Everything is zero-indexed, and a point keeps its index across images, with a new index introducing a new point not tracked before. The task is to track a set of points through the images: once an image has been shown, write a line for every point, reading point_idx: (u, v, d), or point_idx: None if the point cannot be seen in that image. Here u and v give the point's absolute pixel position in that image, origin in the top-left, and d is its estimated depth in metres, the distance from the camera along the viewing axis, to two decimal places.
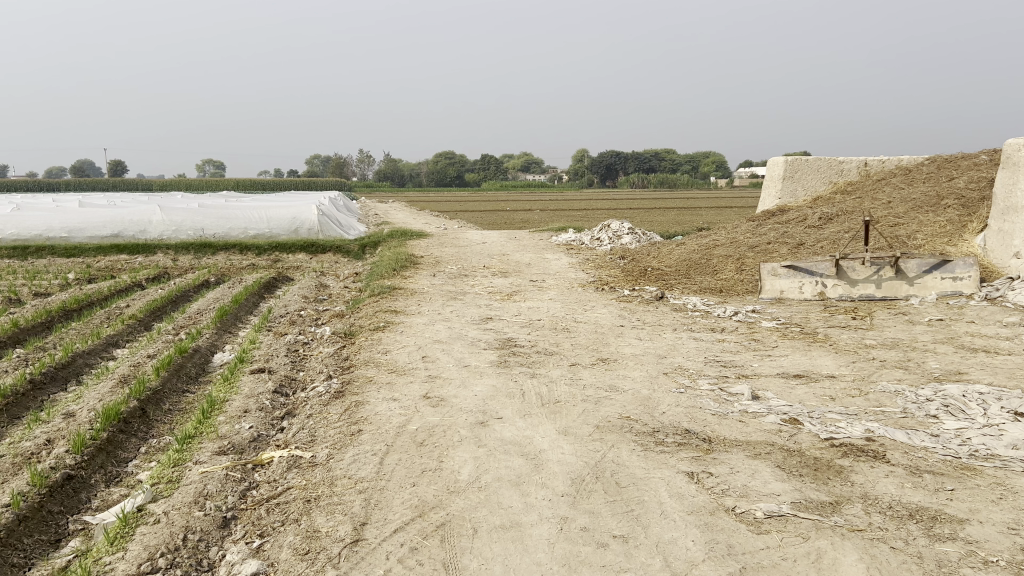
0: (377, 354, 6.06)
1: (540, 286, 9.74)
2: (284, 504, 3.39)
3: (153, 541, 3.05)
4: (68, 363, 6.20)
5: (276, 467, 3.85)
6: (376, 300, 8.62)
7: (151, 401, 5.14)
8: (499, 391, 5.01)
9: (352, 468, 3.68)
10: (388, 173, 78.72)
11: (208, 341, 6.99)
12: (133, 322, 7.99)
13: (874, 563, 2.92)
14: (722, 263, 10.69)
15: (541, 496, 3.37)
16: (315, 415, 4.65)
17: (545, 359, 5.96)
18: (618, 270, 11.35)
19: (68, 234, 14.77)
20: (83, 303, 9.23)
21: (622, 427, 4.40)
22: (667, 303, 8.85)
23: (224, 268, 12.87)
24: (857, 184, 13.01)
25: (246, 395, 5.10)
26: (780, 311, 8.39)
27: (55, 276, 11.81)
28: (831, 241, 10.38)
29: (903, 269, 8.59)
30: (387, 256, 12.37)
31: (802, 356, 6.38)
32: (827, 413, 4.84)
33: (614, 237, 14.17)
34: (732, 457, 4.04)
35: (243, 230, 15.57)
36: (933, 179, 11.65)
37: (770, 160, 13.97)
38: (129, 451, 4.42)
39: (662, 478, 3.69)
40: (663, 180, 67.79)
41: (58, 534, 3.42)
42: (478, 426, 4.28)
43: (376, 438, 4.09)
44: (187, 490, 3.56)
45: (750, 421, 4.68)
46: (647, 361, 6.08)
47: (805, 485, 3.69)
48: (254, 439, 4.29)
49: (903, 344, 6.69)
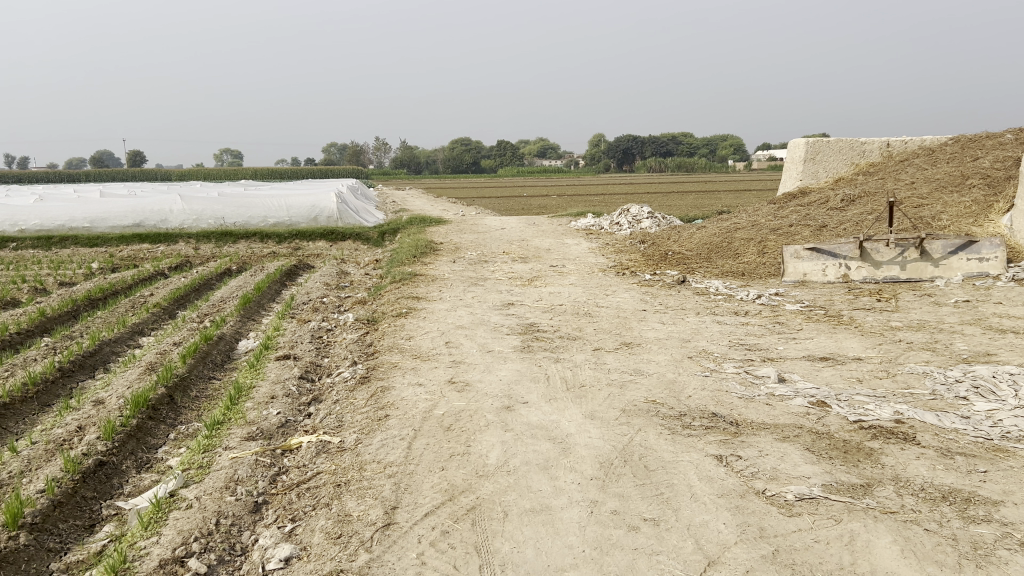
0: (400, 339, 6.07)
1: (561, 271, 9.74)
2: (315, 488, 3.41)
3: (187, 526, 3.08)
4: (95, 351, 6.26)
5: (305, 452, 3.87)
6: (398, 286, 8.64)
7: (178, 388, 5.18)
8: (524, 375, 5.02)
9: (380, 452, 3.70)
10: (405, 161, 78.73)
11: (233, 329, 7.03)
12: (158, 310, 8.05)
13: (908, 545, 2.90)
14: (744, 246, 10.63)
15: (570, 479, 3.37)
16: (342, 401, 4.67)
17: (569, 344, 5.96)
18: (639, 255, 11.33)
19: (90, 224, 14.94)
20: (108, 292, 9.31)
21: (649, 411, 4.39)
22: (689, 287, 8.80)
23: (245, 257, 12.94)
24: (879, 165, 12.86)
25: (272, 381, 5.13)
26: (803, 293, 8.33)
27: (79, 266, 11.92)
28: (855, 223, 10.28)
29: (928, 251, 8.48)
30: (407, 243, 12.40)
31: (828, 338, 6.34)
32: (854, 395, 4.81)
33: (634, 221, 14.10)
34: (760, 440, 4.02)
35: (263, 218, 15.64)
36: (957, 159, 11.49)
37: (791, 141, 13.81)
38: (158, 437, 4.46)
39: (690, 461, 3.68)
40: (681, 164, 67.21)
41: (93, 519, 3.46)
42: (504, 410, 4.29)
43: (403, 423, 4.09)
44: (218, 476, 3.58)
45: (777, 404, 4.66)
46: (671, 345, 6.07)
47: (836, 468, 3.67)
48: (282, 425, 4.30)
49: (929, 326, 6.63)
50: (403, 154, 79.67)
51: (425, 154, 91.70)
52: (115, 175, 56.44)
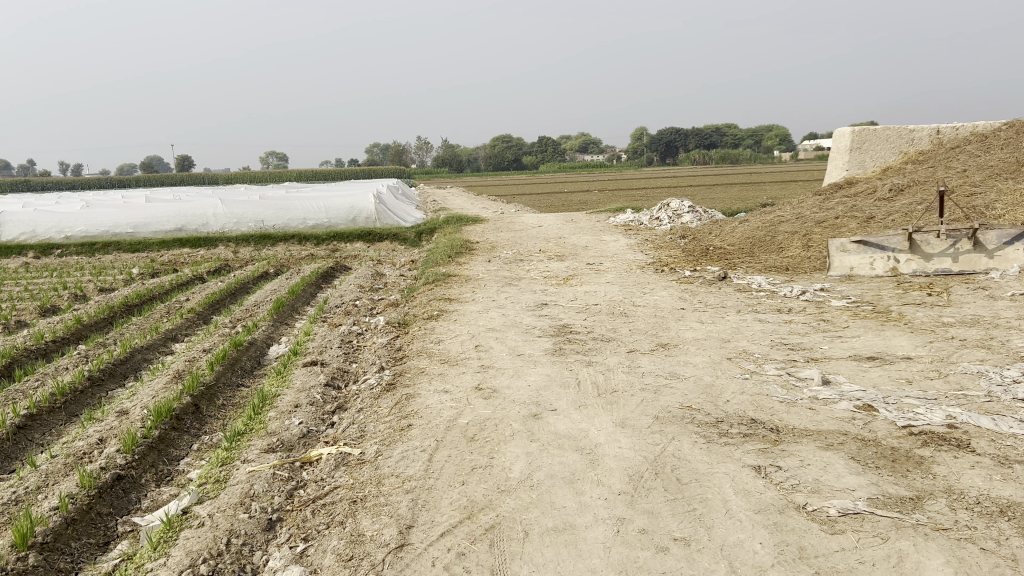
0: (430, 344, 5.93)
1: (598, 269, 9.53)
2: (330, 504, 3.28)
3: (197, 546, 2.98)
4: (126, 359, 6.24)
5: (324, 465, 3.75)
6: (432, 288, 8.51)
7: (204, 396, 5.12)
8: (554, 380, 4.84)
9: (400, 466, 3.56)
10: (447, 160, 78.96)
11: (264, 334, 6.96)
12: (192, 316, 8.04)
13: (962, 568, 2.66)
14: (788, 240, 10.31)
15: (596, 494, 3.19)
16: (366, 409, 4.54)
17: (602, 346, 5.76)
18: (679, 250, 11.06)
19: (134, 230, 15.11)
20: (145, 298, 9.34)
21: (684, 418, 4.19)
22: (730, 284, 8.54)
23: (283, 259, 12.96)
24: (930, 152, 12.40)
25: (297, 389, 5.03)
26: (849, 289, 8.01)
27: (120, 272, 12.05)
28: (904, 213, 9.90)
29: (982, 242, 8.12)
30: (444, 242, 12.30)
31: (876, 336, 6.04)
32: (903, 398, 4.54)
33: (674, 216, 13.81)
34: (801, 449, 3.80)
35: (302, 220, 15.69)
36: (1012, 145, 11.01)
37: (837, 130, 13.46)
38: (181, 448, 4.39)
39: (726, 473, 3.47)
40: (725, 156, 66.14)
41: (107, 537, 3.38)
42: (531, 419, 4.12)
43: (426, 433, 3.95)
44: (233, 491, 3.48)
45: (820, 408, 4.42)
46: (710, 345, 5.84)
47: (882, 479, 3.43)
48: (304, 435, 4.19)
49: (984, 321, 6.30)
50: (444, 153, 79.88)
51: (467, 152, 91.74)
52: (163, 179, 57.56)
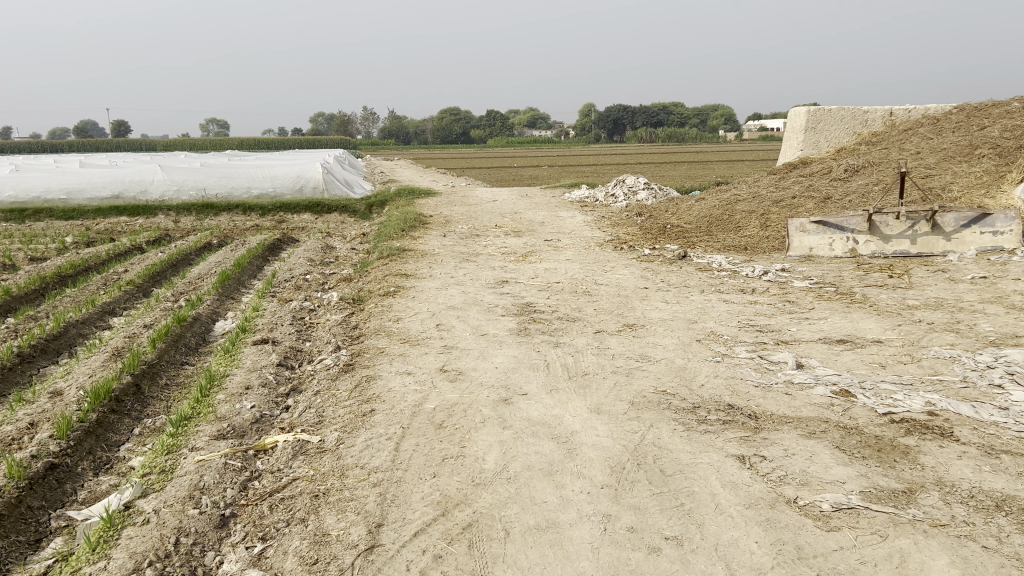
0: (388, 322, 5.65)
1: (555, 246, 9.31)
2: (289, 499, 3.02)
3: (141, 547, 2.69)
4: (59, 334, 5.82)
5: (280, 454, 3.47)
6: (386, 262, 8.20)
7: (146, 375, 4.78)
8: (521, 362, 4.62)
9: (364, 456, 3.30)
10: (393, 132, 77.78)
11: (209, 309, 6.59)
12: (131, 288, 7.59)
13: (969, 569, 2.52)
14: (746, 219, 10.23)
15: (577, 488, 2.98)
16: (323, 392, 4.26)
17: (568, 326, 5.55)
18: (637, 228, 10.90)
19: (67, 196, 14.37)
20: (79, 268, 8.81)
21: (660, 403, 4.00)
22: (691, 263, 8.40)
23: (227, 230, 12.45)
24: (883, 134, 12.44)
25: (248, 369, 4.72)
26: (810, 269, 7.95)
27: (53, 240, 11.43)
28: (860, 194, 9.89)
29: (940, 224, 8.11)
30: (395, 215, 11.94)
31: (844, 318, 5.95)
32: (880, 383, 4.43)
33: (630, 193, 13.65)
34: (784, 437, 3.65)
35: (246, 190, 15.11)
36: (964, 128, 11.08)
37: (792, 110, 13.42)
38: (121, 433, 4.06)
39: (710, 464, 3.30)
40: (671, 134, 66.46)
41: (39, 534, 3.07)
42: (501, 404, 3.90)
43: (390, 420, 3.70)
44: (181, 483, 3.19)
45: (798, 394, 4.29)
46: (678, 326, 5.68)
47: (871, 471, 3.29)
48: (257, 421, 3.90)
49: (948, 304, 6.27)
50: (390, 124, 78.62)
51: (414, 124, 90.48)
52: (98, 144, 55.36)
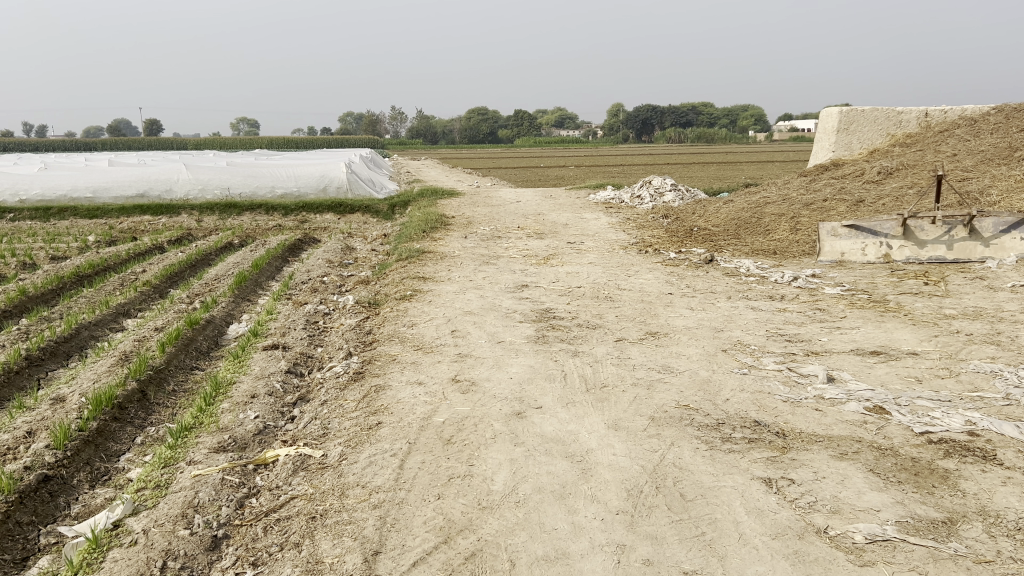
0: (403, 327, 5.49)
1: (579, 249, 9.10)
2: (284, 521, 2.86)
3: (125, 572, 2.54)
4: (71, 336, 5.73)
5: (279, 470, 3.31)
6: (405, 265, 8.04)
7: (153, 381, 4.65)
8: (538, 373, 4.43)
9: (366, 474, 3.13)
10: (420, 131, 77.88)
11: (223, 311, 6.47)
12: (147, 289, 7.50)
13: None
14: (775, 222, 9.96)
15: (590, 513, 2.79)
16: (330, 402, 4.10)
17: (588, 333, 5.36)
18: (663, 230, 10.66)
19: (93, 195, 14.40)
20: (98, 268, 8.76)
21: (682, 419, 3.79)
22: (717, 267, 8.16)
23: (249, 230, 12.39)
24: (918, 136, 12.09)
25: (255, 376, 4.57)
26: (842, 275, 7.68)
27: (75, 239, 11.42)
28: (894, 197, 9.59)
29: (978, 229, 7.82)
30: (417, 216, 11.80)
31: (878, 328, 5.69)
32: (916, 399, 4.19)
33: (656, 194, 13.40)
34: (814, 459, 3.42)
35: (270, 189, 15.06)
36: (1002, 130, 10.73)
37: (824, 111, 13.09)
38: (122, 442, 3.94)
39: (735, 488, 3.08)
40: (700, 135, 65.92)
41: (26, 551, 2.94)
42: (514, 418, 3.71)
43: (397, 434, 3.53)
44: (174, 501, 3.04)
45: (829, 410, 4.06)
46: (702, 335, 5.46)
47: (907, 497, 3.06)
48: (259, 432, 3.75)
49: (987, 314, 5.99)
50: (418, 124, 78.77)
51: (442, 124, 90.52)
52: (130, 142, 55.97)
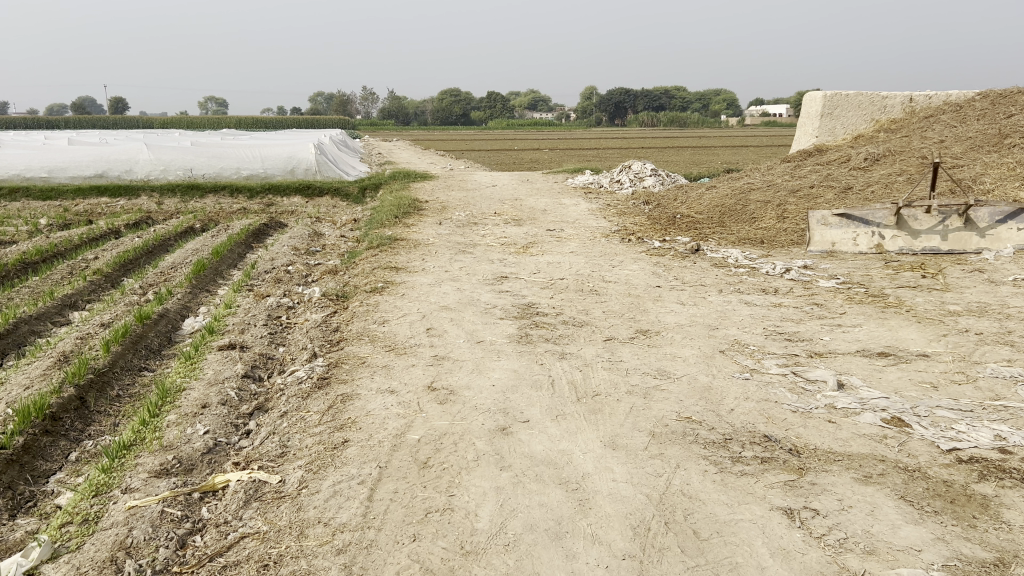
0: (373, 325, 5.03)
1: (558, 237, 8.69)
2: (231, 569, 2.41)
3: None
4: (6, 332, 5.21)
5: (229, 500, 2.86)
6: (376, 253, 7.57)
7: (94, 386, 4.18)
8: (522, 379, 4.01)
9: (330, 507, 2.70)
10: (393, 113, 76.84)
11: (178, 304, 5.98)
12: (98, 279, 6.96)
13: None
14: (762, 209, 9.60)
15: (592, 559, 2.40)
16: (290, 414, 3.65)
17: (574, 332, 4.94)
18: (645, 218, 10.27)
19: (48, 174, 13.71)
20: (47, 254, 8.18)
21: (686, 436, 3.39)
22: (704, 258, 7.77)
23: (212, 213, 11.82)
24: (902, 121, 11.78)
25: (208, 381, 4.11)
26: (835, 266, 7.34)
27: (25, 221, 10.78)
28: (883, 184, 9.28)
29: (973, 219, 7.51)
30: (388, 200, 11.31)
31: (880, 326, 5.34)
32: (935, 409, 3.82)
33: (636, 179, 13.02)
34: (836, 483, 3.04)
35: (235, 170, 14.43)
36: (989, 116, 10.44)
37: (807, 95, 12.73)
38: (53, 460, 3.47)
39: (753, 522, 2.69)
40: (674, 119, 65.74)
41: None
42: (499, 435, 3.29)
43: (366, 455, 3.10)
44: (103, 541, 2.58)
45: (842, 422, 3.68)
46: (696, 333, 5.07)
47: (949, 533, 2.68)
48: (208, 451, 3.30)
49: (993, 310, 5.66)
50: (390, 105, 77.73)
51: (413, 105, 89.51)
52: (93, 121, 54.52)
